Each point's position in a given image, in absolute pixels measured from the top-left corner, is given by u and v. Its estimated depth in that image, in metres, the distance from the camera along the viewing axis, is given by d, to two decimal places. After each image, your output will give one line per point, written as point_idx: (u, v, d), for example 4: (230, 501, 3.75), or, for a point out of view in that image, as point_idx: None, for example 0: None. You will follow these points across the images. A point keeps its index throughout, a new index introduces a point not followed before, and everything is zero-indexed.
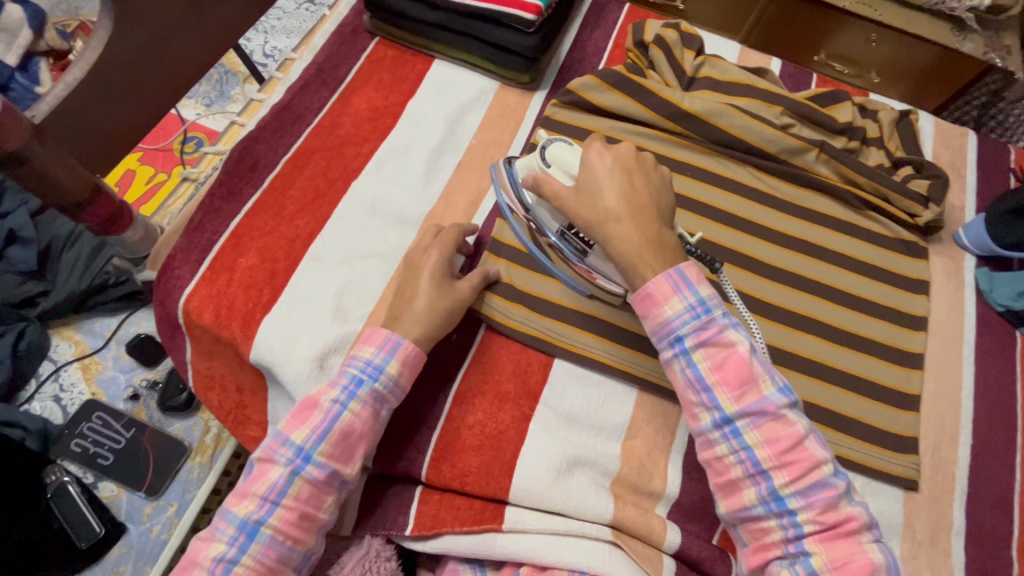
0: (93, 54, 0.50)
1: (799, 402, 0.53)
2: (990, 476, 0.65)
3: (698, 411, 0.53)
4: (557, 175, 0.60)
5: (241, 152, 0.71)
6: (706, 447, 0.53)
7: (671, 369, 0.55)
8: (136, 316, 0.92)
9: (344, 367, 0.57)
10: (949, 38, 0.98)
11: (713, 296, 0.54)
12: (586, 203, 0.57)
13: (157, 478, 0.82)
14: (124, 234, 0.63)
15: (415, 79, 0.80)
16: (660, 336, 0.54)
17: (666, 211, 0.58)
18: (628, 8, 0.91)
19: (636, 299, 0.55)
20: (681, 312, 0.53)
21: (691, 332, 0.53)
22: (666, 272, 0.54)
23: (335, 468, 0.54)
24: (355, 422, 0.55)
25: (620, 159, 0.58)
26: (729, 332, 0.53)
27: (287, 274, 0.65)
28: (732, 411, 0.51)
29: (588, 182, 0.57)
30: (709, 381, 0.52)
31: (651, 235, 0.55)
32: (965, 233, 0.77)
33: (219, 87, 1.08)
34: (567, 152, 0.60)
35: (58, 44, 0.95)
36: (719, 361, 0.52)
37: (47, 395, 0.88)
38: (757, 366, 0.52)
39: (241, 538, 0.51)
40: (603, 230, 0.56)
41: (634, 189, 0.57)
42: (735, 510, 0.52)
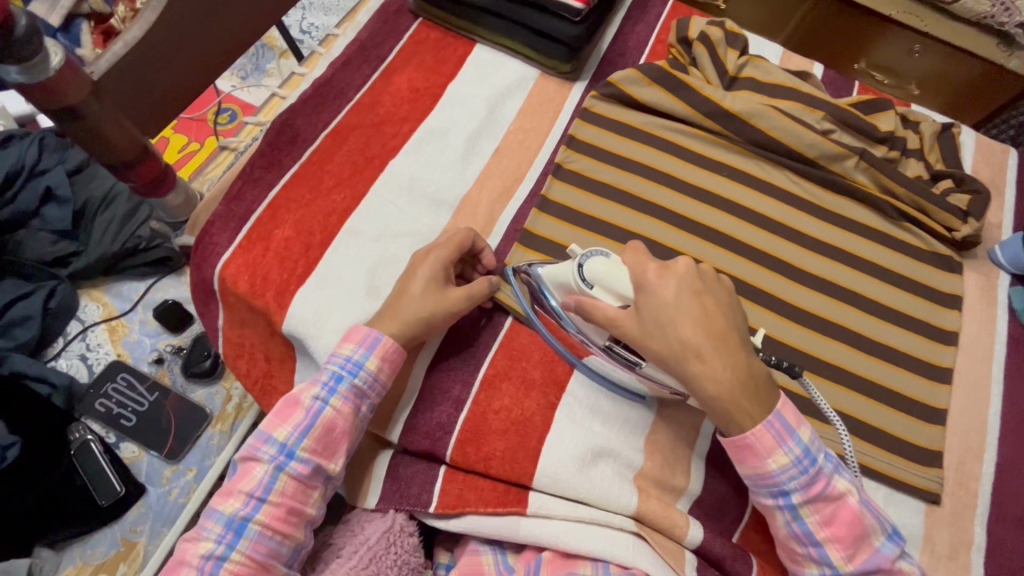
0: (153, 14, 0.50)
1: (906, 543, 0.53)
2: (1013, 495, 0.64)
3: (804, 559, 0.54)
4: (602, 295, 0.55)
5: (282, 124, 0.71)
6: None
7: (772, 517, 0.54)
8: (163, 282, 0.92)
9: (325, 363, 0.57)
10: (995, 53, 0.95)
11: (815, 441, 0.52)
12: (658, 335, 0.52)
13: (177, 442, 0.82)
14: (165, 197, 0.63)
15: (457, 62, 0.80)
16: (763, 488, 0.53)
17: (743, 330, 0.54)
18: (672, 4, 0.90)
19: (732, 449, 0.52)
20: (786, 467, 0.51)
21: (798, 487, 0.52)
22: (767, 422, 0.51)
23: (319, 463, 0.55)
24: (336, 418, 0.55)
25: (683, 279, 0.53)
26: (836, 482, 0.52)
27: (322, 248, 0.65)
28: (845, 567, 0.52)
29: (655, 312, 0.52)
30: (819, 538, 0.52)
31: (741, 371, 0.51)
32: (1001, 251, 0.76)
33: (255, 60, 1.08)
34: (604, 268, 0.55)
35: (100, 7, 0.95)
36: (828, 515, 0.52)
37: (74, 353, 0.89)
38: (868, 517, 0.52)
39: (229, 535, 0.52)
40: (683, 367, 0.52)
41: (708, 316, 0.52)
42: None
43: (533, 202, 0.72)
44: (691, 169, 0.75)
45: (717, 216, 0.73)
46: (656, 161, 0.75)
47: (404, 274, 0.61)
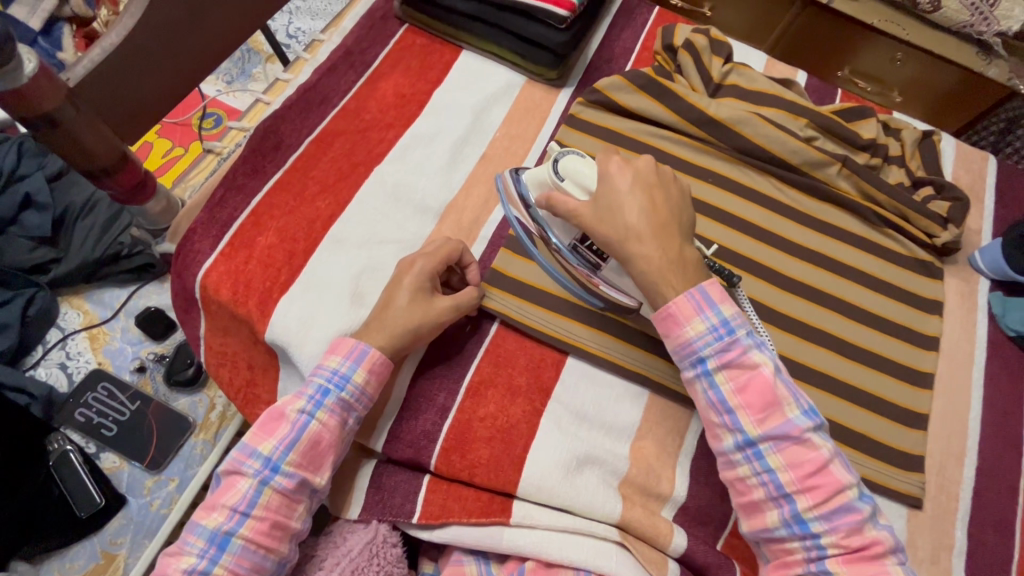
0: (131, 20, 0.49)
1: (823, 424, 0.53)
2: (993, 498, 0.65)
3: (721, 431, 0.54)
4: (573, 190, 0.59)
5: (266, 130, 0.70)
6: (728, 467, 0.54)
7: (693, 391, 0.56)
8: (146, 289, 0.91)
9: (311, 376, 0.56)
10: (973, 61, 0.97)
11: (736, 315, 0.54)
12: (608, 220, 0.56)
13: (159, 452, 0.81)
14: (145, 205, 0.62)
15: (443, 68, 0.80)
16: (682, 358, 0.55)
17: (686, 228, 0.58)
18: (658, 12, 0.91)
19: (657, 318, 0.55)
20: (703, 334, 0.53)
21: (713, 353, 0.54)
22: (688, 292, 0.54)
23: (304, 477, 0.54)
24: (322, 433, 0.55)
25: (639, 176, 0.57)
26: (753, 353, 0.53)
27: (306, 255, 0.64)
28: (756, 434, 0.52)
29: (608, 198, 0.56)
30: (732, 404, 0.53)
31: (672, 253, 0.55)
32: (981, 256, 0.77)
33: (240, 65, 1.07)
34: (581, 165, 0.58)
35: (82, 11, 0.94)
36: (742, 383, 0.53)
37: (53, 362, 0.87)
38: (781, 388, 0.52)
39: (212, 549, 0.51)
40: (625, 247, 0.55)
41: (653, 206, 0.56)
42: (758, 530, 0.53)
43: None
44: (676, 176, 0.75)
45: (702, 223, 0.73)
46: None
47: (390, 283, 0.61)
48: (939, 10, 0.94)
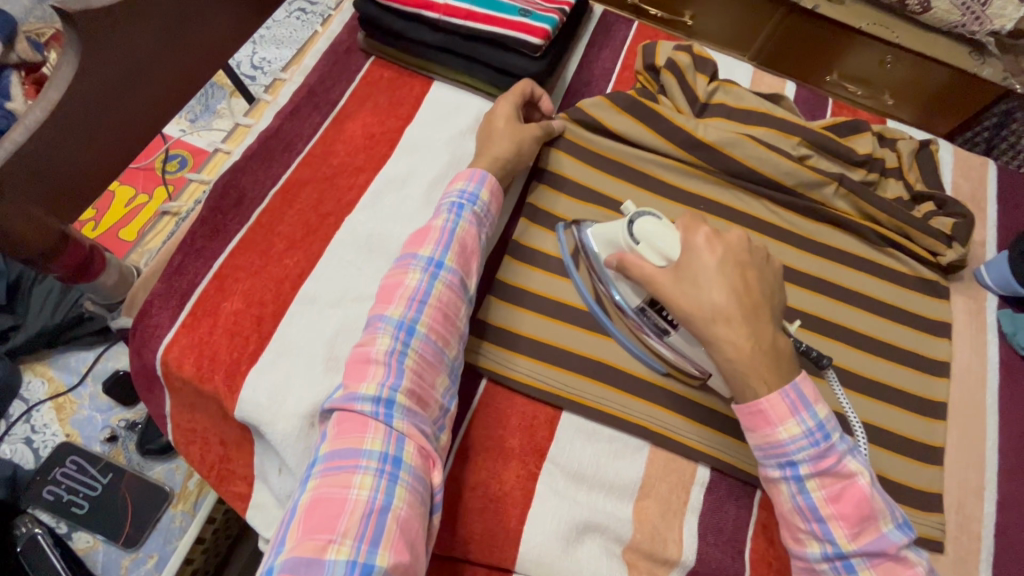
0: (57, 93, 0.45)
1: (916, 537, 0.49)
2: (1016, 534, 0.62)
3: (806, 538, 0.49)
4: (648, 255, 0.54)
5: (226, 185, 0.66)
6: (810, 574, 0.50)
7: (777, 492, 0.51)
8: (114, 349, 0.88)
9: (439, 204, 0.61)
10: (966, 62, 0.95)
11: (831, 417, 0.49)
12: (691, 296, 0.51)
13: (135, 527, 0.76)
14: (97, 280, 0.58)
15: (414, 103, 0.75)
16: (769, 456, 0.50)
17: (776, 308, 0.54)
18: (637, 27, 0.87)
19: (744, 413, 0.50)
20: (798, 436, 0.48)
21: (807, 459, 0.48)
22: (783, 389, 0.49)
23: (462, 276, 0.57)
24: (467, 238, 0.59)
25: (729, 250, 0.53)
26: (848, 461, 0.48)
27: (275, 320, 0.60)
28: (848, 546, 0.47)
29: (692, 271, 0.52)
30: (824, 513, 0.48)
31: (764, 342, 0.50)
32: (987, 272, 0.73)
33: (204, 101, 1.02)
34: (656, 227, 0.54)
35: (30, 57, 0.90)
36: (835, 492, 0.48)
37: (17, 437, 0.83)
38: (877, 501, 0.48)
39: (403, 335, 0.51)
40: (709, 329, 0.51)
41: (745, 285, 0.52)
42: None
43: (503, 250, 0.68)
44: (667, 206, 0.71)
45: None
46: (629, 197, 0.71)
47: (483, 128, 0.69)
48: (929, 12, 0.92)
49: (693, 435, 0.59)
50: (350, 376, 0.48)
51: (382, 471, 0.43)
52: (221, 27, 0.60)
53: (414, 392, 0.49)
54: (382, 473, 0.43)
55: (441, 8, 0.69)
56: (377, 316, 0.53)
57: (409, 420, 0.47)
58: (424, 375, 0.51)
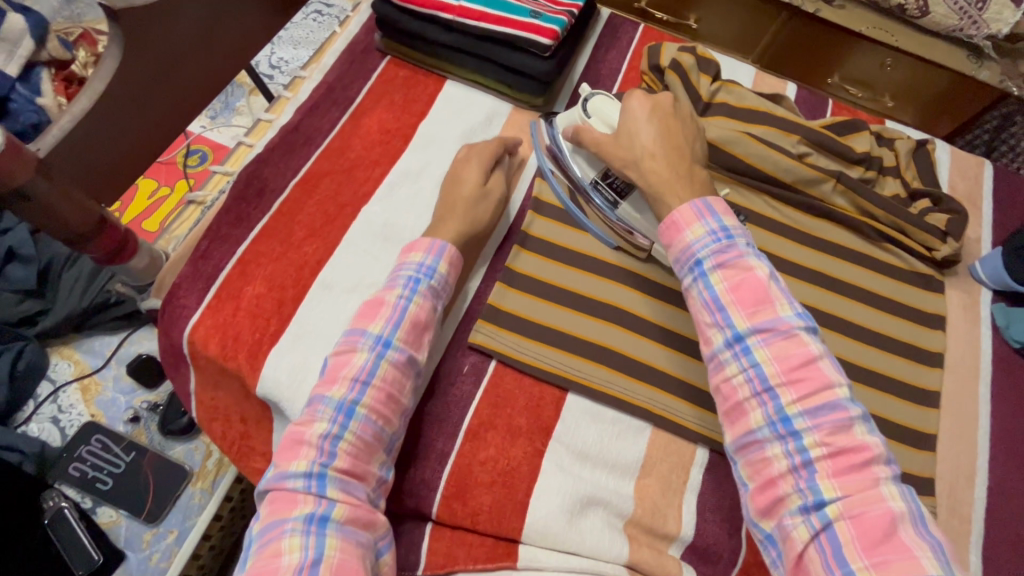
0: (101, 84, 0.50)
1: (817, 331, 0.51)
2: (1006, 518, 0.64)
3: (711, 333, 0.52)
4: (597, 124, 0.67)
5: (249, 175, 0.69)
6: (717, 371, 0.52)
7: (688, 297, 0.55)
8: (136, 335, 0.94)
9: (395, 275, 0.61)
10: (965, 65, 0.97)
11: (736, 225, 0.54)
12: (624, 145, 0.62)
13: (157, 504, 0.81)
14: (128, 263, 0.62)
15: (427, 100, 0.78)
16: (680, 262, 0.55)
17: (699, 154, 0.62)
18: (643, 30, 0.90)
19: (662, 228, 0.57)
20: (702, 236, 0.54)
21: (711, 254, 0.53)
22: (691, 202, 0.56)
23: (411, 353, 0.57)
24: (421, 312, 0.59)
25: (657, 107, 0.63)
26: (748, 257, 0.53)
27: (295, 304, 0.63)
28: (745, 327, 0.50)
29: (627, 125, 0.63)
30: (723, 300, 0.52)
31: (681, 168, 0.59)
32: (981, 267, 0.76)
33: (224, 99, 1.07)
34: (604, 103, 0.67)
35: (60, 55, 0.94)
36: (735, 281, 0.52)
37: (45, 416, 0.89)
38: (775, 290, 0.51)
39: (341, 417, 0.52)
40: (638, 166, 0.61)
41: (668, 130, 0.62)
42: (740, 437, 0.49)
43: (513, 239, 0.71)
44: None
45: None
46: None
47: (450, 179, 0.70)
48: (927, 16, 0.95)
49: (693, 418, 0.62)
50: (284, 455, 0.51)
51: (306, 532, 0.46)
52: (250, 26, 0.63)
53: (348, 470, 0.51)
54: (308, 533, 0.46)
55: (455, 10, 0.73)
56: (319, 397, 0.54)
57: (341, 489, 0.50)
58: (360, 454, 0.52)
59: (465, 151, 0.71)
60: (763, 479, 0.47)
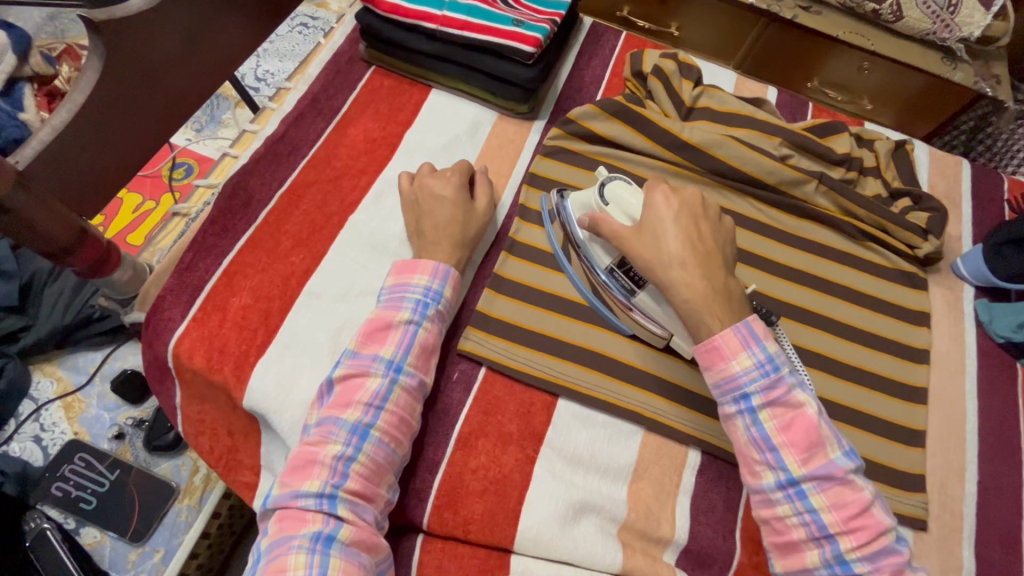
0: (82, 95, 0.49)
1: (861, 464, 0.52)
2: (996, 512, 0.64)
3: (760, 471, 0.52)
4: (616, 215, 0.61)
5: (234, 186, 0.69)
6: (766, 506, 0.52)
7: (733, 428, 0.54)
8: (121, 350, 0.94)
9: (401, 295, 0.60)
10: (940, 67, 1.00)
11: (781, 353, 0.53)
12: (650, 246, 0.57)
13: (142, 523, 0.81)
14: (111, 276, 0.61)
15: (413, 109, 0.79)
16: (724, 392, 0.53)
17: (729, 259, 0.59)
18: (625, 37, 0.92)
19: (701, 352, 0.54)
20: (750, 369, 0.52)
21: (759, 390, 0.52)
22: (736, 326, 0.53)
23: (421, 377, 0.57)
24: (429, 336, 0.59)
25: (686, 203, 0.59)
26: (797, 393, 0.52)
27: (282, 314, 0.63)
28: (800, 473, 0.50)
29: (653, 224, 0.58)
30: (776, 442, 0.51)
31: (717, 283, 0.56)
32: (963, 264, 0.77)
33: (210, 112, 1.08)
34: (626, 191, 0.61)
35: (43, 69, 0.94)
36: (787, 422, 0.51)
37: (27, 435, 0.88)
38: (825, 429, 0.51)
39: (354, 440, 0.52)
40: (667, 274, 0.56)
41: (697, 235, 0.57)
42: (793, 570, 0.50)
43: (502, 246, 0.71)
44: None
45: None
46: None
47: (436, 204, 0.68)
48: (902, 20, 0.98)
49: (685, 420, 0.62)
50: (293, 473, 0.51)
51: (313, 550, 0.46)
52: (231, 38, 0.64)
53: (359, 491, 0.51)
54: (314, 551, 0.46)
55: (438, 20, 0.73)
56: (331, 419, 0.53)
57: (350, 511, 0.49)
58: (372, 476, 0.52)
59: (408, 183, 0.68)
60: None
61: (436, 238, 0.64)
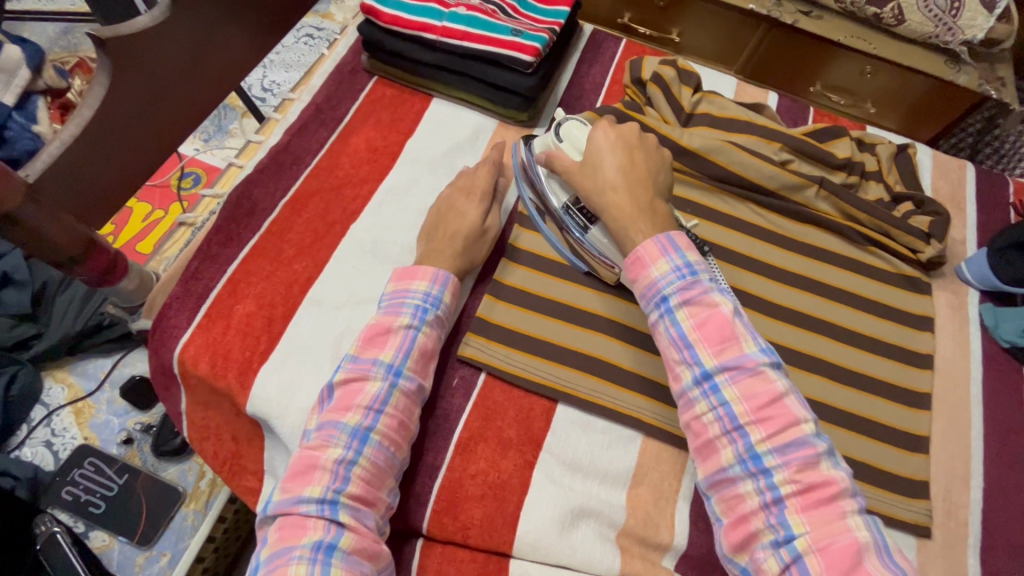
0: (90, 111, 0.51)
1: (781, 365, 0.53)
2: (1003, 519, 0.63)
3: (680, 369, 0.54)
4: (568, 150, 0.66)
5: (239, 196, 0.70)
6: (687, 408, 0.53)
7: (657, 334, 0.56)
8: (130, 357, 0.96)
9: (399, 301, 0.61)
10: (943, 71, 1.00)
11: (699, 260, 0.56)
12: (588, 175, 0.62)
13: (149, 527, 0.83)
14: (118, 285, 0.63)
15: (414, 118, 0.80)
16: (647, 298, 0.56)
17: (662, 185, 0.63)
18: (625, 44, 0.92)
19: (627, 262, 0.58)
20: (667, 272, 0.55)
21: (676, 290, 0.55)
22: (655, 237, 0.57)
23: (420, 381, 0.58)
24: (429, 341, 0.60)
25: (623, 137, 0.63)
26: (712, 294, 0.54)
27: (285, 321, 0.64)
28: (713, 365, 0.52)
29: (592, 155, 0.63)
30: (691, 339, 0.53)
31: (643, 203, 0.60)
32: (967, 268, 0.76)
33: (217, 122, 1.10)
34: (577, 130, 0.66)
35: (56, 83, 0.97)
36: (701, 320, 0.53)
37: (38, 440, 0.90)
38: (739, 326, 0.53)
39: (355, 444, 0.53)
40: (601, 198, 0.61)
41: (631, 162, 0.61)
42: (713, 474, 0.51)
43: (502, 252, 0.72)
44: None
45: None
46: None
47: (436, 213, 0.69)
48: (904, 23, 0.98)
49: (685, 426, 0.62)
50: (294, 479, 0.51)
51: (314, 560, 0.47)
52: (236, 51, 0.65)
53: (360, 497, 0.51)
54: (315, 560, 0.47)
55: (438, 30, 0.74)
56: (332, 423, 0.54)
57: (351, 517, 0.50)
58: (372, 481, 0.53)
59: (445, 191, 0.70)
60: (737, 518, 0.49)
61: (437, 245, 0.65)
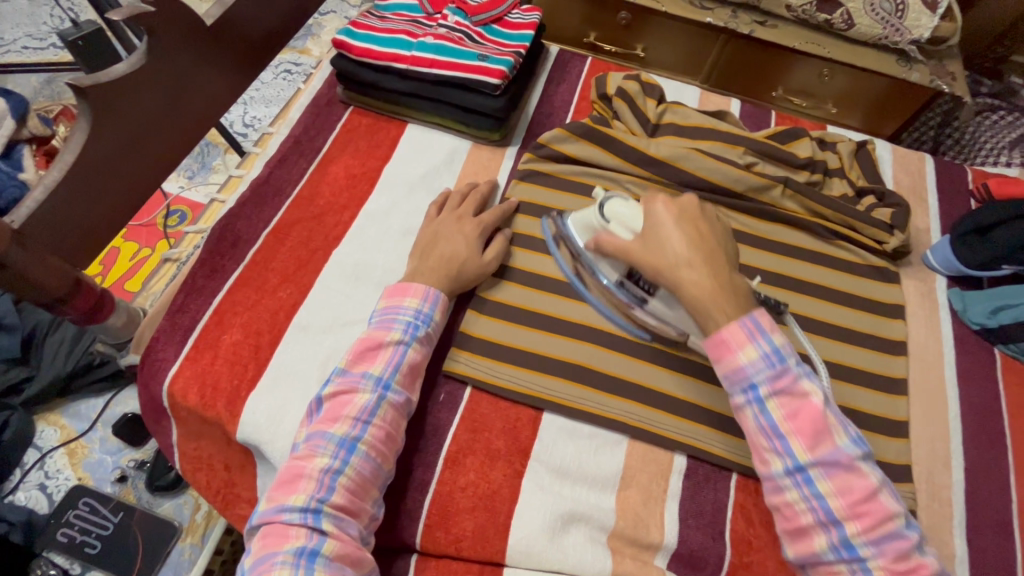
0: (71, 156, 0.53)
1: (872, 453, 0.54)
2: (985, 498, 0.65)
3: (769, 457, 0.54)
4: (617, 230, 0.65)
5: (222, 230, 0.72)
6: (775, 493, 0.54)
7: (743, 417, 0.56)
8: (121, 395, 0.97)
9: (387, 316, 0.62)
10: (896, 69, 1.05)
11: (786, 344, 0.55)
12: (655, 249, 0.61)
13: (147, 562, 0.83)
14: (106, 322, 0.64)
15: (390, 144, 0.82)
16: (733, 383, 0.56)
17: (731, 256, 0.62)
18: (590, 62, 0.96)
19: (709, 343, 0.57)
20: (756, 360, 0.54)
21: (766, 380, 0.54)
22: (741, 320, 0.56)
23: (407, 395, 0.59)
24: (418, 356, 0.61)
25: (682, 210, 0.63)
26: (802, 381, 0.54)
27: (272, 347, 0.65)
28: (806, 459, 0.52)
29: (655, 231, 0.62)
30: (782, 429, 0.53)
31: (723, 280, 0.58)
32: (933, 256, 0.79)
33: (201, 159, 1.13)
34: (624, 208, 0.65)
35: (41, 131, 1.00)
36: (792, 409, 0.53)
37: (32, 484, 0.91)
38: (831, 418, 0.53)
39: (342, 453, 0.54)
40: (677, 275, 0.59)
41: (699, 235, 0.61)
42: (804, 555, 0.52)
43: None
44: None
45: None
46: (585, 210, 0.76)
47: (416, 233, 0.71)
48: (853, 27, 1.02)
49: (668, 426, 0.63)
50: (281, 488, 0.52)
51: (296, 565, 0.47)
52: (214, 92, 0.68)
53: (345, 504, 0.52)
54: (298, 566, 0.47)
55: (408, 60, 0.77)
56: (319, 434, 0.55)
57: (335, 525, 0.51)
58: (358, 490, 0.54)
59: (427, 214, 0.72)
60: (800, 535, 0.53)
61: (417, 267, 0.67)
